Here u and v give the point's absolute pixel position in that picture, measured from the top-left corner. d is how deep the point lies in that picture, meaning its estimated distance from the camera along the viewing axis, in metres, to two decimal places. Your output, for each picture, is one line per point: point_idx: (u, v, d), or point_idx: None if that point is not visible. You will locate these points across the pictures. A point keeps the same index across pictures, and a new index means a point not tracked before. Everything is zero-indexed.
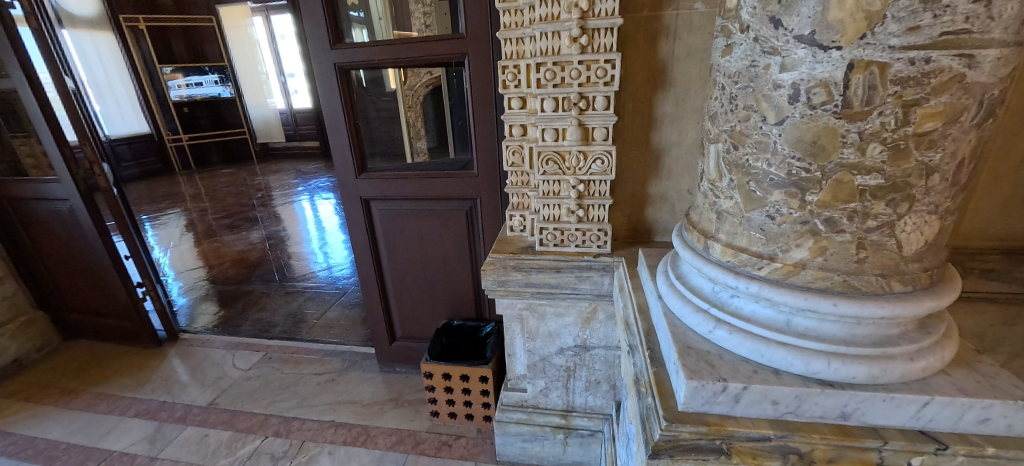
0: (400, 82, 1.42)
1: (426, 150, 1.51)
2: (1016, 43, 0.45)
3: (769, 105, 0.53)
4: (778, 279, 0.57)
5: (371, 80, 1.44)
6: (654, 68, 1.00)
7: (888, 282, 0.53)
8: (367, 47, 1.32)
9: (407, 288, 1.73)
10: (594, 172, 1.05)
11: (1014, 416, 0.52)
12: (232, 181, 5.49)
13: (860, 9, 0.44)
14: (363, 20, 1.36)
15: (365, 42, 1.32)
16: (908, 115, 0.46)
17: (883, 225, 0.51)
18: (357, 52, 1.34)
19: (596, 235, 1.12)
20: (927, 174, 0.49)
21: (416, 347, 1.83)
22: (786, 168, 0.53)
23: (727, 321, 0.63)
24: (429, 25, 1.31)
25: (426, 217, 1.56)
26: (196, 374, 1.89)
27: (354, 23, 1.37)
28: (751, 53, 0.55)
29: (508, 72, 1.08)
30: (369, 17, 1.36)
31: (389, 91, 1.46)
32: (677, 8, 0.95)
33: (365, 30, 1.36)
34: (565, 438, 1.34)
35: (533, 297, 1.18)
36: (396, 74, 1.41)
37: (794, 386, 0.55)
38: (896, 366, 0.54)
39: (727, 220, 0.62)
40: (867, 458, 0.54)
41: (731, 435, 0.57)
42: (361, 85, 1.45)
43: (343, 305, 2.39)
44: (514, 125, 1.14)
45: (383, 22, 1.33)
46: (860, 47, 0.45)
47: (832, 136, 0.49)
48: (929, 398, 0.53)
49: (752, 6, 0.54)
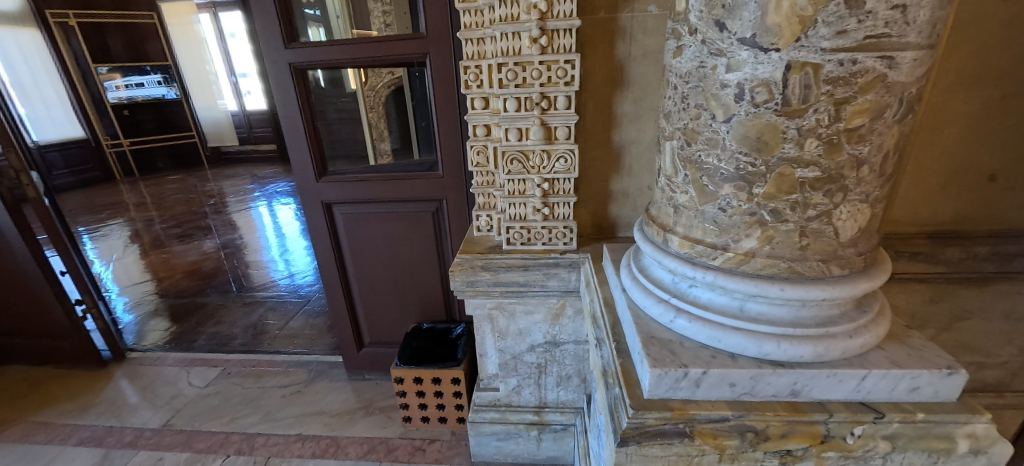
0: (360, 83, 1.37)
1: (391, 151, 1.49)
2: (928, 46, 0.49)
3: (717, 103, 0.56)
4: (731, 268, 0.60)
5: (330, 80, 1.39)
6: (612, 68, 1.03)
7: (828, 267, 0.57)
8: (324, 47, 1.28)
9: (375, 293, 1.69)
10: (557, 170, 1.07)
11: (938, 382, 0.58)
12: (181, 188, 5.17)
13: (795, 14, 0.47)
14: (319, 18, 1.31)
15: (323, 42, 1.28)
16: (839, 111, 0.50)
17: (821, 215, 0.55)
18: (314, 52, 1.29)
19: (562, 233, 1.14)
20: (858, 166, 0.53)
21: (386, 352, 1.80)
22: (734, 163, 0.57)
23: (686, 310, 0.66)
24: (389, 24, 1.27)
25: (392, 220, 1.53)
26: (147, 395, 1.78)
27: (310, 21, 1.31)
28: (700, 54, 0.58)
29: (470, 72, 1.08)
30: (326, 16, 1.31)
31: (349, 91, 1.41)
32: (632, 10, 0.98)
33: (321, 28, 1.30)
34: (539, 434, 1.35)
35: (502, 296, 1.19)
36: (356, 74, 1.37)
37: (749, 368, 0.59)
38: (838, 343, 0.58)
39: (684, 214, 0.65)
40: (815, 431, 0.58)
41: (693, 418, 0.59)
42: (319, 86, 1.40)
43: (307, 314, 2.31)
44: (477, 125, 1.14)
45: (340, 21, 1.29)
46: (795, 49, 0.49)
47: (774, 132, 0.52)
48: (866, 371, 0.58)
49: (699, 10, 0.57)
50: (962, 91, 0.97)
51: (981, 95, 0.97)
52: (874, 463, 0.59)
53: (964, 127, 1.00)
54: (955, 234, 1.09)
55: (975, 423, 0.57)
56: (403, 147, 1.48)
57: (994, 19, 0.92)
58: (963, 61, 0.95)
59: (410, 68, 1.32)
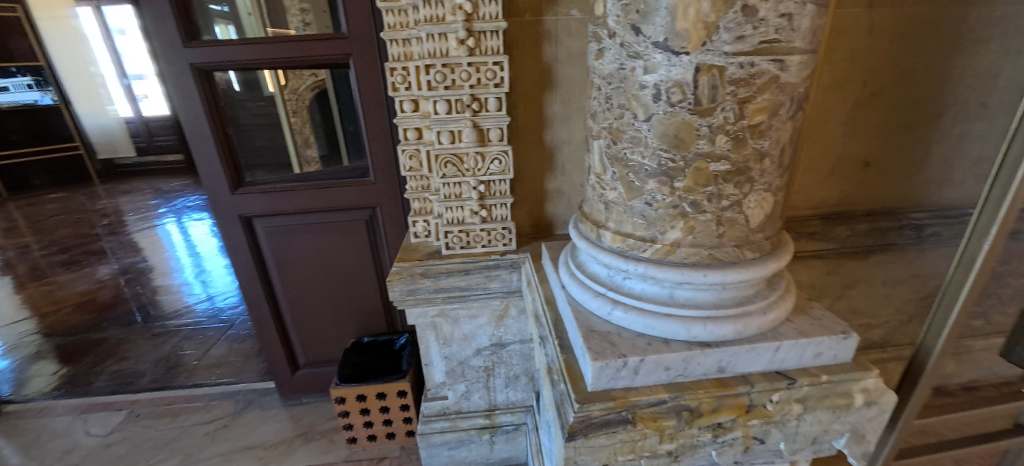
0: (279, 86, 1.26)
1: (318, 158, 1.37)
2: (810, 50, 0.55)
3: (638, 103, 0.59)
4: (660, 259, 0.64)
5: (244, 82, 1.26)
6: (541, 70, 1.05)
7: (742, 251, 0.63)
8: (234, 46, 1.17)
9: (308, 310, 1.58)
10: (492, 172, 1.07)
11: (835, 346, 0.65)
12: (64, 207, 4.46)
13: (700, 20, 0.51)
14: (227, 15, 1.19)
15: (232, 41, 1.17)
16: (742, 110, 0.55)
17: (733, 204, 0.60)
18: (222, 52, 1.17)
19: (501, 234, 1.14)
20: (760, 159, 0.58)
21: (324, 372, 1.69)
22: (656, 159, 0.60)
23: (622, 301, 0.69)
24: (308, 23, 1.19)
25: (323, 231, 1.44)
26: (30, 453, 1.51)
27: (216, 18, 1.19)
28: (619, 57, 0.60)
29: (397, 74, 1.04)
30: (236, 12, 1.19)
31: (266, 94, 1.28)
32: (555, 14, 1.00)
33: (231, 26, 1.19)
34: (491, 437, 1.35)
35: (444, 302, 1.17)
36: (273, 76, 1.25)
37: (681, 351, 0.63)
38: (754, 320, 0.64)
39: (614, 210, 0.68)
40: (740, 402, 0.63)
41: (634, 404, 0.62)
42: (232, 89, 1.28)
43: (231, 339, 2.10)
44: (408, 128, 1.10)
45: (252, 18, 1.18)
46: (702, 53, 0.52)
47: (688, 129, 0.56)
48: (778, 343, 0.64)
49: (616, 15, 0.59)
50: (838, 91, 1.15)
51: (852, 94, 1.15)
52: (790, 425, 0.66)
53: (841, 122, 1.18)
54: (840, 214, 1.29)
55: (867, 378, 0.65)
56: (331, 154, 1.37)
57: (858, 30, 1.08)
58: (838, 65, 1.12)
59: (334, 70, 1.24)
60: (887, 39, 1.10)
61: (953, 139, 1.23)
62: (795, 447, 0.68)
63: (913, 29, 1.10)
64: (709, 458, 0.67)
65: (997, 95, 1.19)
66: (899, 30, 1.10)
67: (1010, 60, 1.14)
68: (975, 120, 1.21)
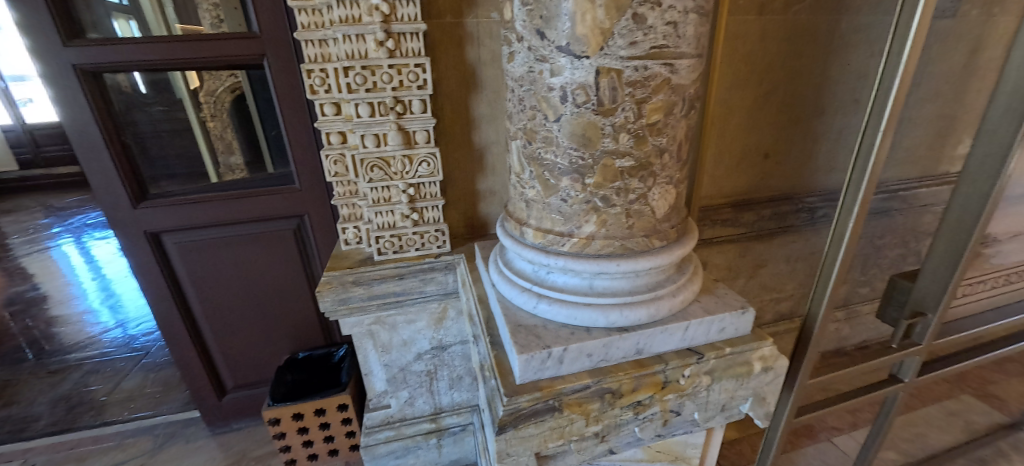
0: (193, 85, 1.17)
1: (243, 165, 1.28)
2: (696, 55, 0.61)
3: (548, 105, 0.62)
4: (578, 252, 0.68)
5: (152, 83, 1.15)
6: (465, 71, 1.06)
7: (651, 240, 0.68)
8: (137, 45, 1.05)
9: (234, 329, 1.48)
10: (421, 175, 1.07)
11: (735, 320, 0.73)
12: None
13: (597, 26, 0.54)
14: (128, 9, 1.06)
15: (135, 39, 1.05)
16: (640, 110, 0.59)
17: (639, 197, 0.65)
18: (122, 52, 1.05)
19: (434, 236, 1.14)
20: (660, 155, 0.63)
21: (257, 393, 1.58)
22: (568, 157, 0.63)
23: (546, 295, 0.72)
24: (221, 21, 1.09)
25: (244, 243, 1.35)
26: None
27: (115, 12, 1.05)
28: (528, 60, 0.63)
29: (315, 76, 0.99)
30: (138, 5, 1.05)
31: (180, 97, 1.18)
32: (476, 16, 1.02)
33: (134, 22, 1.06)
34: (438, 441, 1.34)
35: (379, 309, 1.15)
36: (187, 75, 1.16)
37: (601, 338, 0.67)
38: (665, 303, 0.70)
39: (534, 207, 0.71)
40: (656, 380, 0.69)
41: (560, 392, 0.65)
42: (139, 92, 1.15)
43: (147, 369, 1.90)
44: (331, 132, 1.06)
45: (158, 14, 1.06)
46: (601, 57, 0.56)
47: (594, 128, 0.60)
48: (686, 322, 0.70)
49: (522, 19, 0.61)
50: (738, 90, 1.26)
51: (750, 93, 1.28)
52: (700, 395, 0.72)
53: (742, 118, 1.30)
54: (747, 201, 1.42)
55: (762, 347, 0.74)
56: (255, 160, 1.28)
57: (751, 35, 1.20)
58: (736, 67, 1.23)
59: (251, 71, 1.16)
60: (776, 43, 1.24)
61: (834, 132, 1.41)
62: (707, 415, 0.75)
63: (795, 35, 1.24)
64: (633, 434, 0.72)
65: (865, 92, 1.38)
66: (784, 35, 1.23)
67: (873, 62, 1.33)
68: (849, 115, 1.40)
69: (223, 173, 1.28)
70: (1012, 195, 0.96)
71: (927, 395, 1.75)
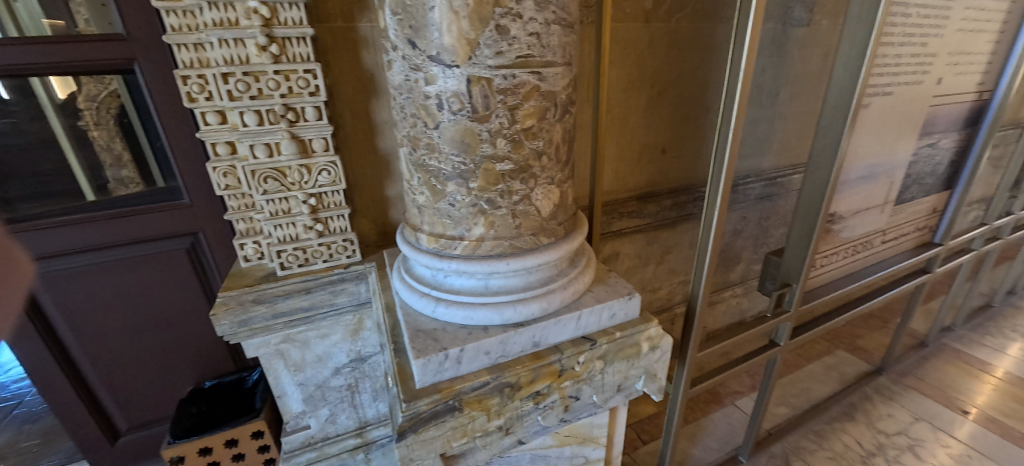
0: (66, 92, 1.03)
1: (135, 177, 1.13)
2: (563, 63, 0.65)
3: (426, 113, 0.63)
4: (470, 254, 0.70)
5: (16, 90, 1.00)
6: (362, 76, 1.04)
7: (538, 238, 0.72)
8: None
9: (122, 364, 1.32)
10: (322, 184, 1.03)
11: (623, 306, 0.80)
12: None
13: (463, 37, 0.56)
14: None
15: None
16: (513, 115, 0.62)
17: (523, 198, 0.68)
18: None
19: (342, 247, 1.10)
20: (539, 157, 0.67)
21: (158, 430, 1.44)
22: (451, 163, 0.65)
23: (444, 298, 0.73)
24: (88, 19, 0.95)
25: (126, 268, 1.20)
26: None
27: None
28: (404, 69, 0.63)
29: (192, 82, 0.91)
30: None
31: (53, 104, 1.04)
32: (370, 21, 1.00)
33: None
34: (366, 455, 1.31)
35: (287, 327, 1.10)
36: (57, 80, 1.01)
37: (497, 335, 0.70)
38: (556, 296, 0.74)
39: (426, 213, 0.72)
40: (553, 369, 0.73)
41: (460, 392, 0.67)
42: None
43: (18, 421, 1.64)
44: (217, 143, 0.97)
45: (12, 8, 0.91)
46: (470, 66, 0.58)
47: (471, 135, 0.62)
48: (578, 312, 0.75)
49: (394, 28, 0.62)
50: (634, 92, 1.36)
51: (644, 94, 1.38)
52: (596, 379, 0.78)
53: (639, 117, 1.41)
54: (651, 193, 1.54)
55: (648, 327, 0.81)
56: (146, 173, 1.13)
57: (640, 40, 1.30)
58: (629, 70, 1.33)
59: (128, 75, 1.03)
60: (663, 48, 1.35)
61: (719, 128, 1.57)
62: (606, 396, 0.82)
63: (679, 40, 1.36)
64: (537, 423, 0.76)
65: None
66: (669, 41, 1.35)
67: None
68: None
69: (109, 188, 1.13)
70: (851, 178, 1.13)
71: (811, 353, 2.02)
